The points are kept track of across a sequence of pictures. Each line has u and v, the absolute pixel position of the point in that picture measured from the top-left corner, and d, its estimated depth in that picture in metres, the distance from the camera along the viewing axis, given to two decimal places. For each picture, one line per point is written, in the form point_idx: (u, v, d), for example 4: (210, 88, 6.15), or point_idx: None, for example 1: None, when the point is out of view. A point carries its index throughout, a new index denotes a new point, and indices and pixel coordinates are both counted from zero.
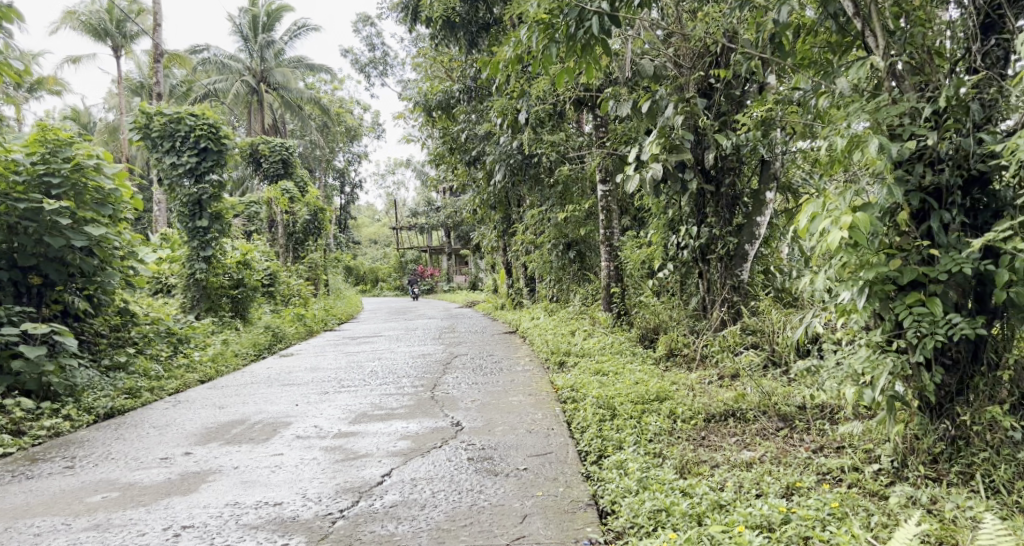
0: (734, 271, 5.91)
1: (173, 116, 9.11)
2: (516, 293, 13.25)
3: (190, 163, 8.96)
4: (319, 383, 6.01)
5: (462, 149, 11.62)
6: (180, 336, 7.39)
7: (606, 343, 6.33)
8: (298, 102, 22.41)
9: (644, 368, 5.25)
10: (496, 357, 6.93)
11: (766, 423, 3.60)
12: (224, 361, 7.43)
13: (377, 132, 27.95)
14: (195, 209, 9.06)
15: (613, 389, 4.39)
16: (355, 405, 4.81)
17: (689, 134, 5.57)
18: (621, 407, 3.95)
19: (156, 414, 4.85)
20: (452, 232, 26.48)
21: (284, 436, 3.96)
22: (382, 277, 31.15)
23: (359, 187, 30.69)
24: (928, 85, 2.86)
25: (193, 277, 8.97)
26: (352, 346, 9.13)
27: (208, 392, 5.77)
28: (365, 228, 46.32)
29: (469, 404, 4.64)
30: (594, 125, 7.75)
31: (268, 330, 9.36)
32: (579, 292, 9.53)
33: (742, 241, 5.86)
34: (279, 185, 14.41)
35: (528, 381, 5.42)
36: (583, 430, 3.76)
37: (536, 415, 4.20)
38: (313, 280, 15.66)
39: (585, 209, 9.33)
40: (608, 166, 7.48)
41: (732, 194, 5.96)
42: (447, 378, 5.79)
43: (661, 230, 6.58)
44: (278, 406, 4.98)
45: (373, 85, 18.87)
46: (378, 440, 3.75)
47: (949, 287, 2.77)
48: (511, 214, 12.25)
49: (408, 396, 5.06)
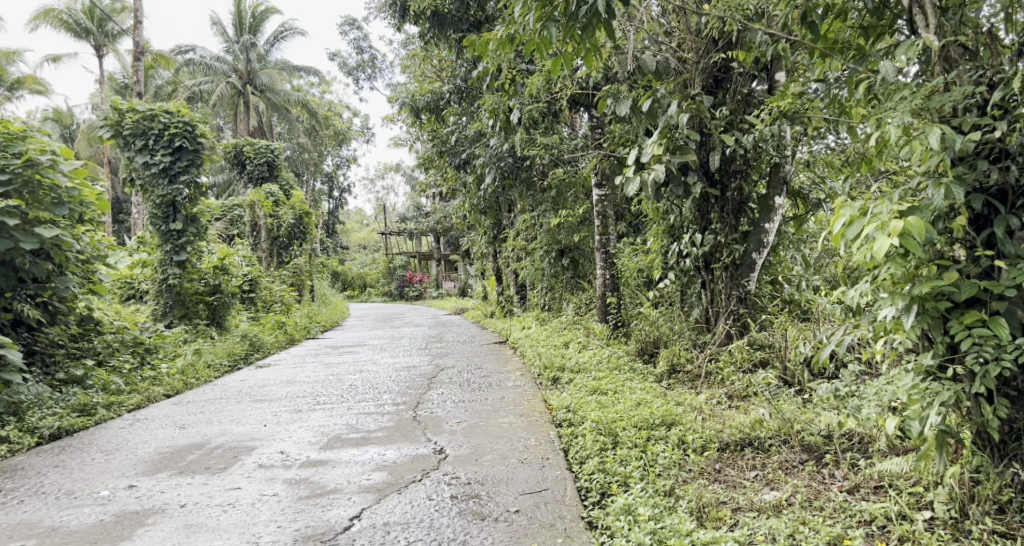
0: (740, 281, 5.54)
1: (146, 113, 8.61)
2: (506, 301, 12.84)
3: (163, 162, 8.48)
4: (293, 399, 5.56)
5: (452, 152, 11.28)
6: (148, 346, 6.93)
7: (603, 357, 5.94)
8: (285, 104, 21.94)
9: (645, 386, 4.85)
10: (485, 370, 6.52)
11: (788, 455, 3.22)
12: (194, 373, 6.96)
13: (366, 136, 27.51)
14: (169, 211, 8.58)
15: (614, 412, 3.97)
16: (330, 427, 4.35)
17: (694, 134, 5.20)
18: (625, 435, 3.54)
19: (109, 436, 4.39)
20: (442, 238, 26.05)
21: (245, 465, 3.51)
22: (370, 283, 30.70)
23: (347, 192, 30.24)
24: (988, 69, 2.48)
25: (166, 282, 8.50)
26: (333, 356, 8.68)
27: (170, 409, 5.30)
28: (354, 234, 45.78)
29: (455, 426, 4.21)
30: (589, 126, 7.36)
31: (245, 338, 8.90)
32: (572, 301, 9.13)
33: (749, 249, 5.49)
34: (262, 188, 13.95)
35: (520, 399, 4.98)
36: (583, 460, 3.35)
37: (529, 441, 3.78)
38: (297, 286, 15.19)
39: (579, 215, 8.92)
40: (604, 170, 7.10)
41: (739, 199, 5.58)
42: (431, 394, 5.37)
43: (661, 236, 6.20)
44: (245, 426, 4.52)
45: (361, 88, 18.45)
46: (349, 472, 3.31)
47: (1016, 305, 2.38)
48: (501, 220, 11.82)
49: (388, 417, 4.60)
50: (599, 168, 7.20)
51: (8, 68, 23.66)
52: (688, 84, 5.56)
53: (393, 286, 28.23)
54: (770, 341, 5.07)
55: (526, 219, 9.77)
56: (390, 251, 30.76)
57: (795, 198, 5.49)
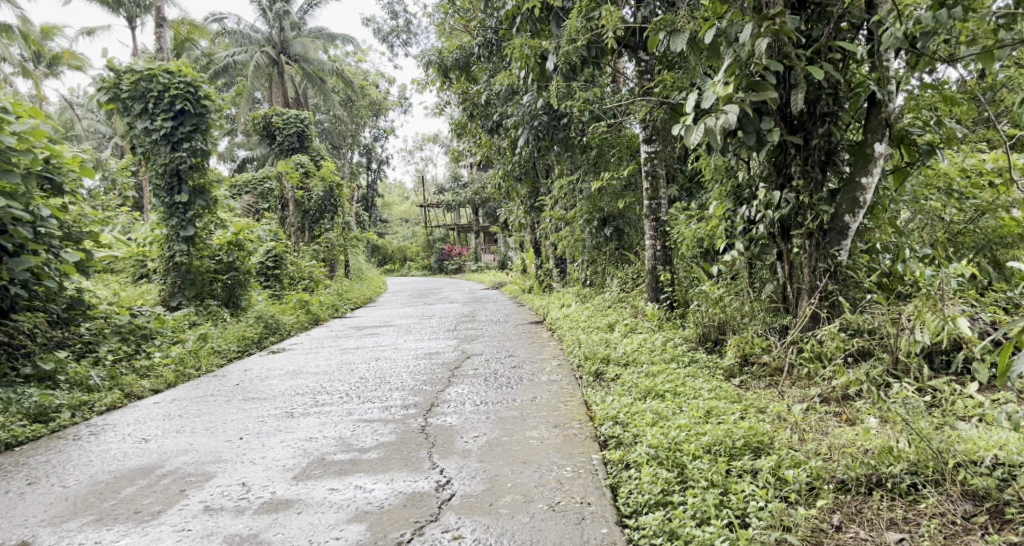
0: (829, 250, 4.48)
1: (144, 72, 7.48)
2: (545, 276, 11.84)
3: (165, 128, 7.48)
4: (290, 397, 4.70)
5: (483, 114, 10.23)
6: (144, 331, 6.14)
7: (657, 346, 4.98)
8: (320, 74, 20.93)
9: (715, 388, 3.87)
10: (517, 359, 5.60)
11: (940, 506, 2.37)
12: (196, 360, 6.15)
13: (403, 106, 26.53)
14: (173, 182, 7.67)
15: (677, 429, 3.04)
16: (315, 444, 3.46)
17: (774, 65, 4.12)
18: (695, 469, 2.66)
19: (50, 451, 3.59)
20: (482, 209, 25.18)
21: (186, 507, 2.66)
22: (410, 257, 29.98)
23: (385, 163, 29.47)
24: None
25: (173, 260, 7.66)
26: (353, 340, 7.84)
27: (144, 410, 4.48)
28: (394, 208, 45.18)
29: (471, 442, 3.34)
30: (638, 71, 6.29)
31: (261, 319, 8.08)
32: (617, 276, 8.08)
33: (841, 210, 4.41)
34: (290, 159, 13.11)
35: (555, 402, 4.05)
36: (651, 512, 2.52)
37: (564, 471, 2.88)
38: (328, 262, 14.39)
39: (624, 178, 7.86)
40: (655, 123, 6.11)
41: (827, 148, 4.50)
42: (449, 393, 4.47)
43: (725, 199, 5.20)
44: (216, 438, 3.66)
45: (397, 55, 17.47)
46: (314, 525, 2.50)
47: None
48: (540, 187, 10.80)
49: (391, 428, 3.70)
50: (649, 121, 6.20)
51: (45, 43, 23.23)
52: (764, 4, 4.46)
53: (432, 260, 27.43)
54: (871, 326, 4.09)
55: (564, 185, 8.73)
56: (429, 223, 29.91)
57: (899, 146, 4.42)
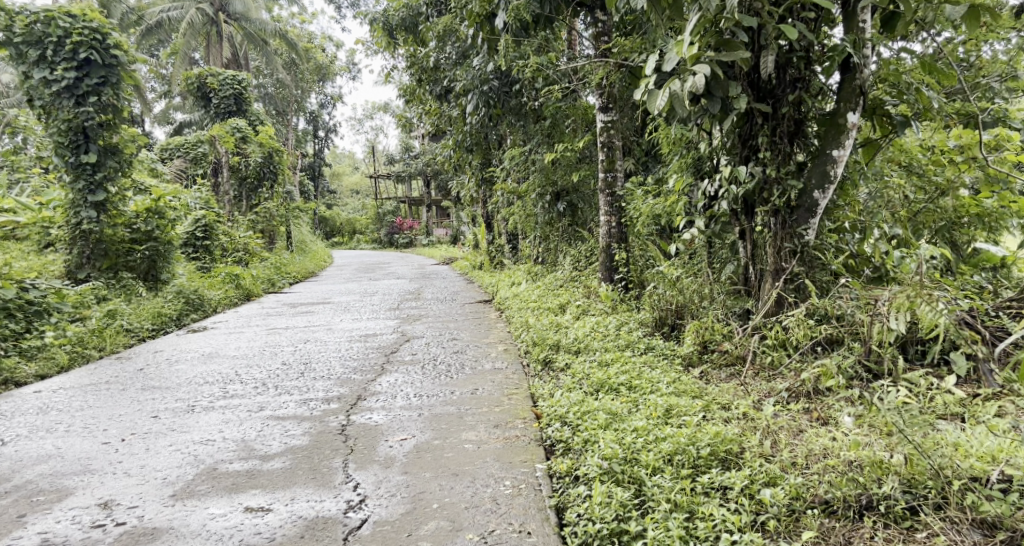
0: (797, 228, 4.09)
1: (40, 14, 6.58)
2: (496, 252, 11.36)
3: (66, 79, 6.63)
4: (197, 387, 4.11)
5: (432, 79, 9.56)
6: (37, 306, 5.41)
7: (609, 332, 4.56)
8: (263, 36, 19.75)
9: (674, 380, 3.47)
10: (460, 343, 5.10)
11: (945, 537, 2.05)
12: (97, 340, 5.46)
13: (352, 72, 25.48)
14: (79, 140, 6.85)
15: (633, 434, 2.62)
16: (210, 448, 2.92)
17: (745, 21, 3.66)
18: (655, 489, 2.28)
19: None
20: (434, 181, 24.47)
21: None
22: (359, 229, 29.07)
23: (333, 132, 28.40)
24: None
25: (80, 228, 6.88)
26: (284, 318, 7.23)
27: (17, 403, 3.85)
28: (343, 180, 43.98)
29: (395, 446, 2.86)
30: (595, 33, 5.79)
31: (183, 295, 7.37)
32: (570, 253, 7.63)
33: (810, 185, 4.02)
34: (225, 123, 12.24)
35: (497, 396, 3.59)
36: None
37: (501, 487, 2.44)
38: (268, 233, 13.58)
39: (579, 150, 7.39)
40: (612, 90, 5.67)
41: (798, 116, 4.09)
42: (380, 384, 3.96)
43: (686, 172, 4.78)
44: (91, 439, 3.09)
45: (344, 17, 16.55)
46: None
47: None
48: (491, 158, 10.24)
49: (305, 427, 3.18)
50: (605, 87, 5.74)
51: None
52: None
53: (383, 233, 26.61)
54: (840, 312, 3.74)
55: (516, 156, 8.22)
56: (379, 195, 29.00)
57: (872, 117, 4.10)
